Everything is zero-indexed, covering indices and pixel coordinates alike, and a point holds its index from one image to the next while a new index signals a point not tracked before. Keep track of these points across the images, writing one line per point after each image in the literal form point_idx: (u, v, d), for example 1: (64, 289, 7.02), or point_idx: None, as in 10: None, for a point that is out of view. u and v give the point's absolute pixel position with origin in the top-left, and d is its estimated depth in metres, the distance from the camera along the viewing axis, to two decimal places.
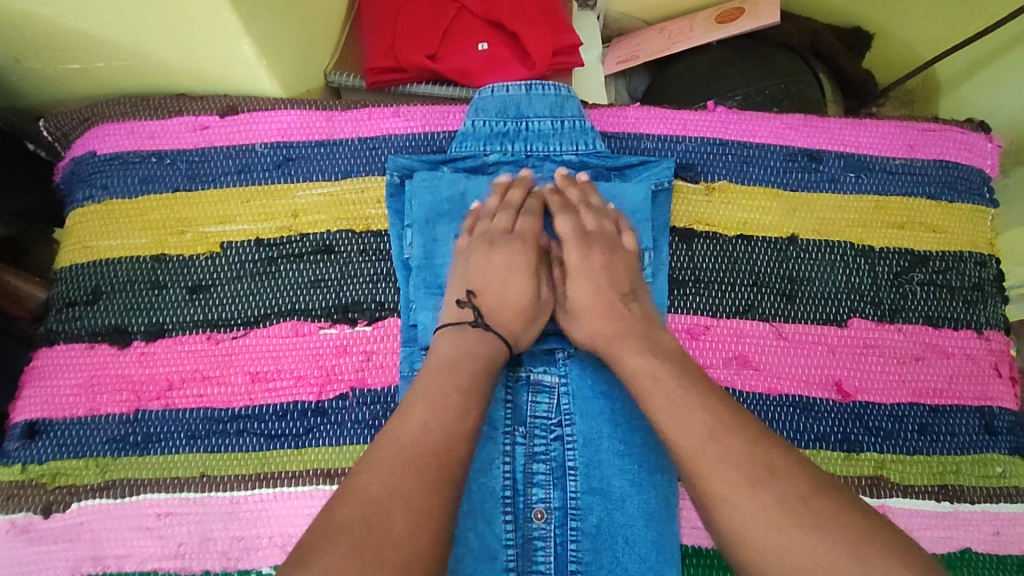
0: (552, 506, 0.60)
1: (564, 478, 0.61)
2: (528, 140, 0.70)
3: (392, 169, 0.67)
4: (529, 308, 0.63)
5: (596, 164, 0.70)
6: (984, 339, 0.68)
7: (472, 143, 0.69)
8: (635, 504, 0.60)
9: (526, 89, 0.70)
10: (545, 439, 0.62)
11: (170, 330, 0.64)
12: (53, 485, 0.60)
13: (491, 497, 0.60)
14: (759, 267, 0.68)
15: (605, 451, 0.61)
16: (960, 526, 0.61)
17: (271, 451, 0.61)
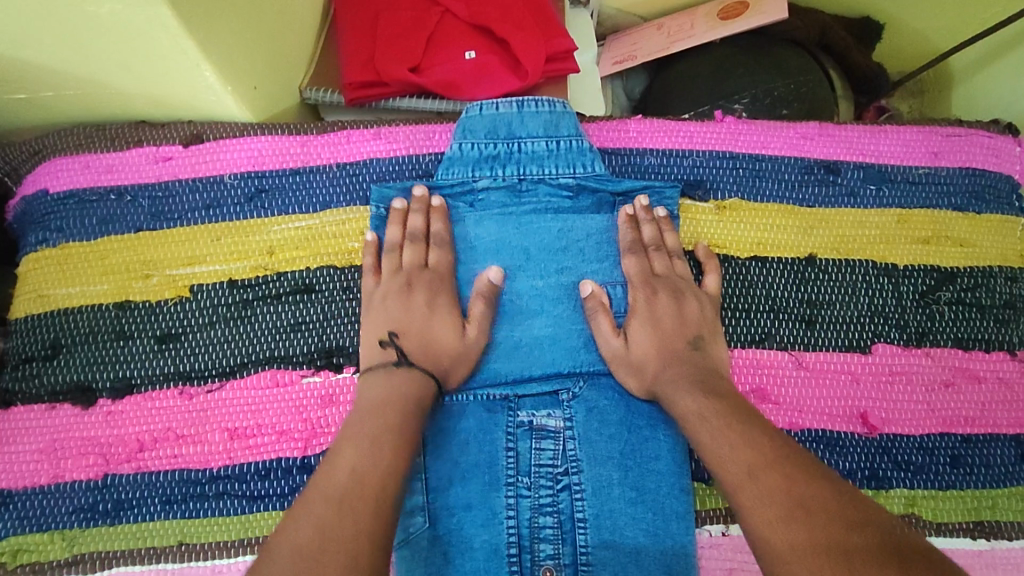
0: (562, 562, 0.56)
1: (574, 530, 0.56)
2: (520, 163, 0.63)
3: (375, 200, 0.63)
4: (453, 346, 0.58)
5: (597, 188, 0.64)
6: (1018, 360, 0.63)
7: (460, 169, 0.63)
8: (654, 557, 0.55)
9: (518, 106, 0.65)
10: (551, 488, 0.57)
11: (138, 385, 0.59)
12: (15, 563, 0.55)
13: (495, 556, 0.55)
14: (776, 291, 0.63)
15: (616, 500, 0.57)
16: (999, 566, 0.57)
17: (254, 513, 0.57)
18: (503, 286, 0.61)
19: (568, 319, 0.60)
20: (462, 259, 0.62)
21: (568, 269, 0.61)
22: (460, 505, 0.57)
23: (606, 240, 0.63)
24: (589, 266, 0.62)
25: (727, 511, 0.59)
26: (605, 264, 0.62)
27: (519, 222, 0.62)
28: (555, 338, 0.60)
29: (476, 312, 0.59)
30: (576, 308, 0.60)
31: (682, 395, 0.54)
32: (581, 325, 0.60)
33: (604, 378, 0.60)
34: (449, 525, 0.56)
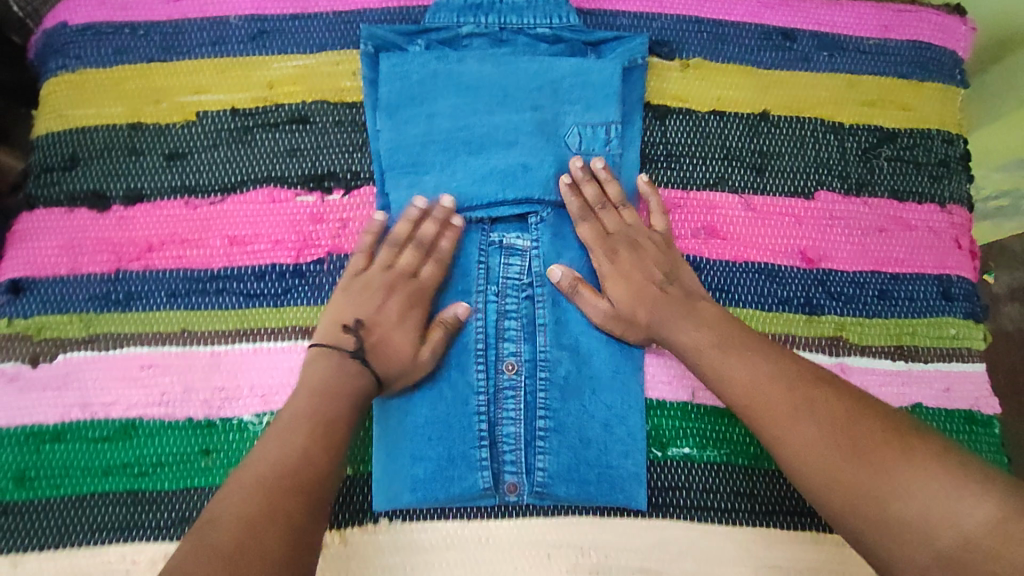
0: (522, 359, 0.63)
1: (534, 332, 0.63)
2: (502, 13, 0.69)
3: (365, 40, 0.67)
4: (405, 362, 0.60)
5: (572, 39, 0.69)
6: (947, 213, 0.69)
7: (446, 15, 0.68)
8: (604, 356, 0.63)
9: None
10: (516, 297, 0.64)
11: (149, 195, 0.65)
12: (39, 337, 0.62)
13: (464, 350, 0.63)
14: (730, 141, 0.69)
15: (573, 310, 0.64)
16: (913, 382, 0.65)
17: (251, 308, 0.63)
18: (480, 120, 0.66)
19: (539, 151, 0.66)
20: (442, 96, 0.66)
21: (541, 108, 0.67)
22: (435, 309, 0.64)
23: (579, 83, 0.67)
24: (562, 107, 0.67)
25: None
26: (577, 107, 0.67)
27: (500, 63, 0.67)
28: (526, 166, 0.65)
29: (435, 339, 0.61)
30: (548, 142, 0.66)
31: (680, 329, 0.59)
32: (552, 157, 0.66)
33: None
34: None
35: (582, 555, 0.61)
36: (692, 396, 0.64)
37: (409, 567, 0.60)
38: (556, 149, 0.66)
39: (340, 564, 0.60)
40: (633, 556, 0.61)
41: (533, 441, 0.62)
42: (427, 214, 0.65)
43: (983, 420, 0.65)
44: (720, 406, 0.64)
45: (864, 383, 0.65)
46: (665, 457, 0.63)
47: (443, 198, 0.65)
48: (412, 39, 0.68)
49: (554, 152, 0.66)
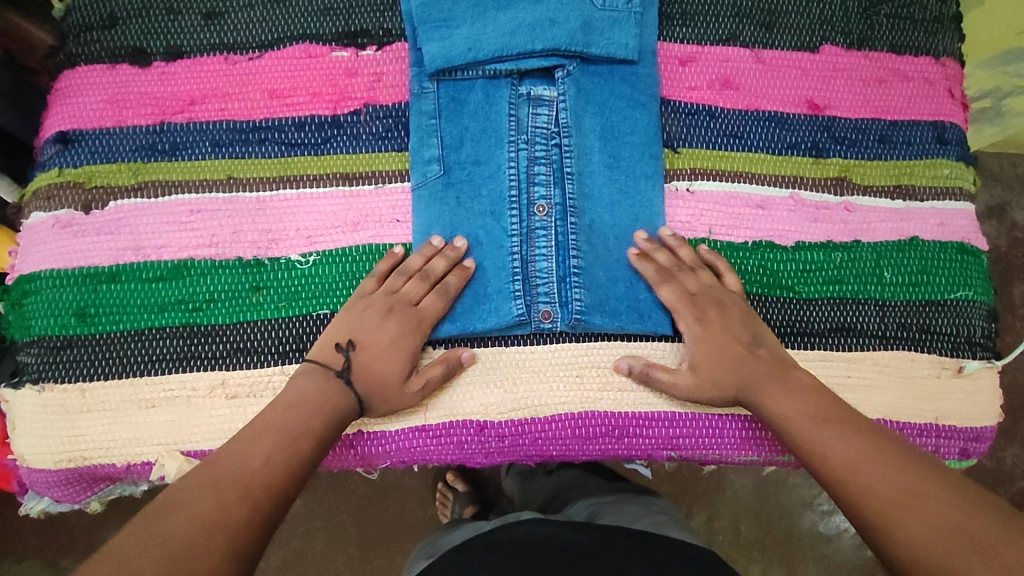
0: (553, 202, 0.67)
1: (563, 179, 0.67)
2: None
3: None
4: (392, 390, 0.60)
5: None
6: (940, 66, 0.74)
7: None
8: (631, 201, 0.67)
9: None
10: (546, 145, 0.67)
11: (188, 52, 0.67)
12: (90, 186, 0.64)
13: (499, 198, 0.66)
14: (741, 0, 0.73)
15: (597, 163, 0.67)
16: (911, 219, 0.70)
17: (293, 158, 0.66)
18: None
19: (565, 7, 0.67)
20: None
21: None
22: (470, 160, 0.66)
23: None
24: None
25: (692, 171, 0.70)
26: None
27: None
28: (553, 21, 0.67)
29: (429, 374, 0.61)
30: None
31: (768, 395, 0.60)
32: (577, 12, 0.67)
33: (593, 67, 0.69)
34: (460, 174, 0.66)
35: (611, 374, 0.66)
36: (710, 233, 0.69)
37: (452, 389, 0.64)
38: (579, 6, 0.67)
39: None
40: None
41: (567, 276, 0.65)
42: (459, 66, 0.66)
43: (974, 251, 0.71)
44: (735, 243, 0.69)
45: (866, 219, 0.70)
46: None
47: (473, 51, 0.66)
48: None
49: (579, 7, 0.67)
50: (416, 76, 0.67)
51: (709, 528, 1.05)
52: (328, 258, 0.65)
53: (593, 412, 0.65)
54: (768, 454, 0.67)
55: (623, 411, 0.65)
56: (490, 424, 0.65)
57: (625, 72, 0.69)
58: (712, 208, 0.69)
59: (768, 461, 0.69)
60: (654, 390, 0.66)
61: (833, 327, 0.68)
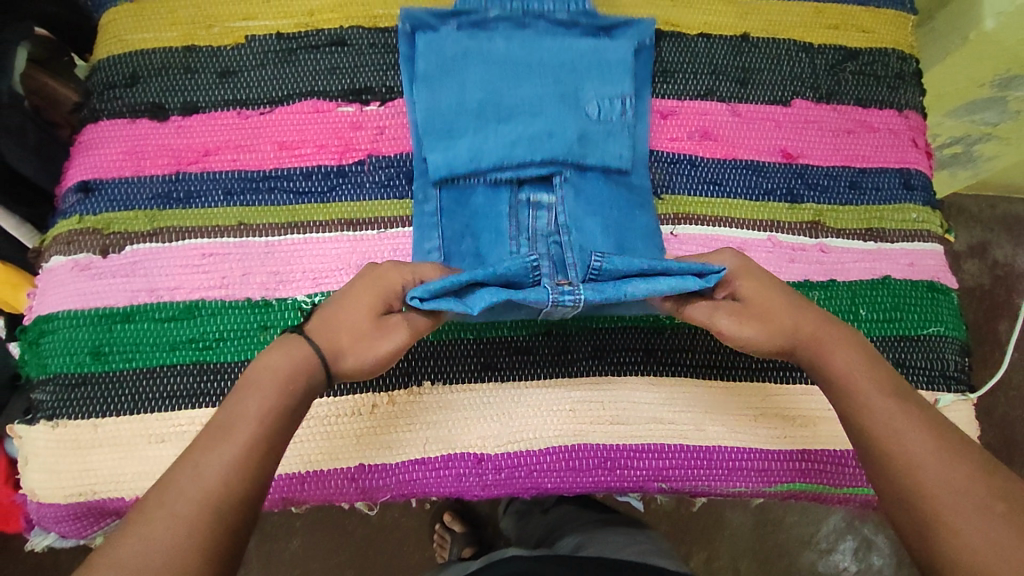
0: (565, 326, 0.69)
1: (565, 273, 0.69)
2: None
3: (403, 22, 0.72)
4: (358, 329, 0.54)
5: (586, 23, 0.75)
6: (904, 117, 0.80)
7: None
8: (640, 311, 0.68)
9: None
10: (546, 243, 0.70)
11: (203, 107, 0.72)
12: (108, 232, 0.68)
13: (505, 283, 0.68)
14: (717, 59, 0.79)
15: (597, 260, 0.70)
16: (883, 259, 0.75)
17: (300, 205, 0.71)
18: (508, 90, 0.71)
19: (563, 119, 0.71)
20: (471, 68, 0.71)
21: (563, 82, 0.72)
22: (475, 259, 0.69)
23: (595, 51, 0.73)
24: (581, 80, 0.73)
25: (675, 216, 0.74)
26: (592, 80, 0.73)
27: (525, 40, 0.73)
28: (550, 133, 0.70)
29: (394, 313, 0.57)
30: (568, 108, 0.71)
31: (841, 352, 0.55)
32: (572, 123, 0.71)
33: (591, 172, 0.72)
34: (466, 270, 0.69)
35: (603, 408, 0.68)
36: None
37: (449, 423, 0.66)
38: (575, 116, 0.71)
39: (386, 420, 0.66)
40: (647, 408, 0.68)
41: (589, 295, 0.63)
42: (461, 173, 0.70)
43: (943, 289, 0.75)
44: None
45: (841, 260, 0.74)
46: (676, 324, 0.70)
47: (475, 161, 0.70)
48: (445, 19, 0.73)
49: (575, 116, 0.71)
50: (421, 182, 0.71)
51: (709, 567, 1.06)
52: None
53: (586, 445, 0.67)
54: (757, 486, 0.68)
55: (616, 444, 0.67)
56: (488, 457, 0.66)
57: (620, 178, 0.73)
58: (694, 252, 0.73)
59: (758, 493, 0.70)
60: (644, 424, 0.68)
61: None
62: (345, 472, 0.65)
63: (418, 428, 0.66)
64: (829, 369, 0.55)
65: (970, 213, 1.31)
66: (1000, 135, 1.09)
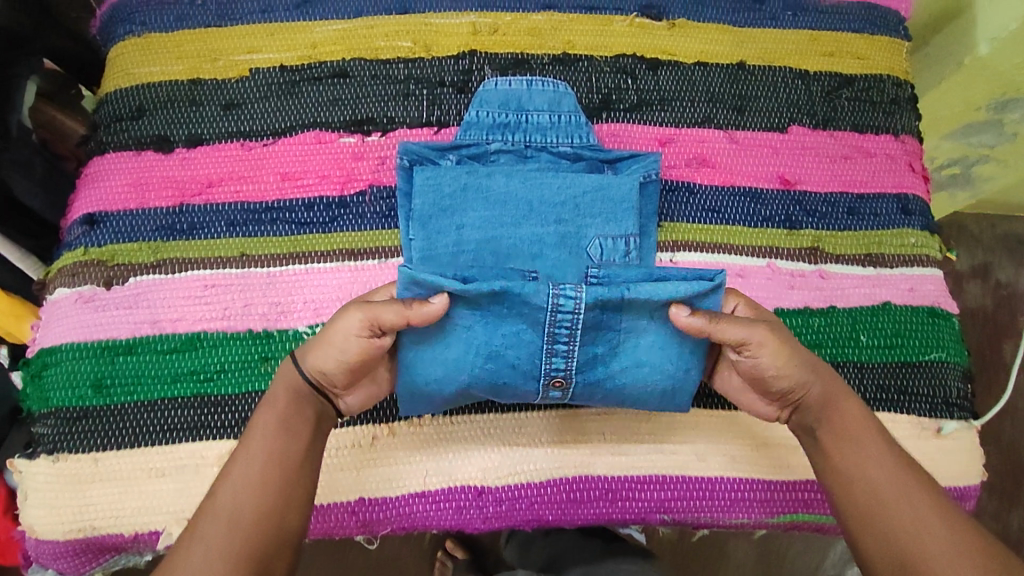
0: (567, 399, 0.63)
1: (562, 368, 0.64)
2: (527, 132, 0.74)
3: (402, 154, 0.70)
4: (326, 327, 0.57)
5: (590, 157, 0.74)
6: (900, 143, 0.80)
7: (476, 132, 0.73)
8: (650, 388, 0.61)
9: (527, 84, 0.75)
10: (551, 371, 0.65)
11: (208, 139, 0.73)
12: (112, 263, 0.69)
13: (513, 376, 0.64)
14: (714, 87, 0.80)
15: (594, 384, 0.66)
16: (883, 285, 0.75)
17: (302, 235, 0.71)
18: (507, 233, 0.69)
19: (563, 264, 0.69)
20: (470, 208, 0.69)
21: (564, 223, 0.70)
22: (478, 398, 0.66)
23: (598, 197, 0.71)
24: (584, 221, 0.70)
25: (674, 244, 0.75)
26: (597, 218, 0.71)
27: (526, 178, 0.71)
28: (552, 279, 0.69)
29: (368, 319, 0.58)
30: (570, 254, 0.70)
31: (849, 407, 0.58)
32: (574, 268, 0.69)
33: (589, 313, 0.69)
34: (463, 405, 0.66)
35: (604, 438, 0.67)
36: None
37: (450, 455, 0.66)
38: (578, 260, 0.70)
39: (387, 452, 0.65)
40: (650, 438, 0.67)
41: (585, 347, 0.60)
42: None
43: (944, 314, 0.75)
44: None
45: (840, 286, 0.74)
46: None
47: None
48: (444, 153, 0.72)
49: (578, 262, 0.70)
50: None
51: None
52: None
53: (588, 476, 0.67)
54: (760, 516, 0.68)
55: (617, 475, 0.67)
56: (488, 489, 0.66)
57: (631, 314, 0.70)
58: None
59: (761, 522, 0.69)
60: (647, 454, 0.67)
61: None
62: (345, 505, 0.65)
63: (419, 460, 0.66)
64: (842, 417, 0.58)
65: (971, 235, 1.31)
66: (998, 156, 1.09)
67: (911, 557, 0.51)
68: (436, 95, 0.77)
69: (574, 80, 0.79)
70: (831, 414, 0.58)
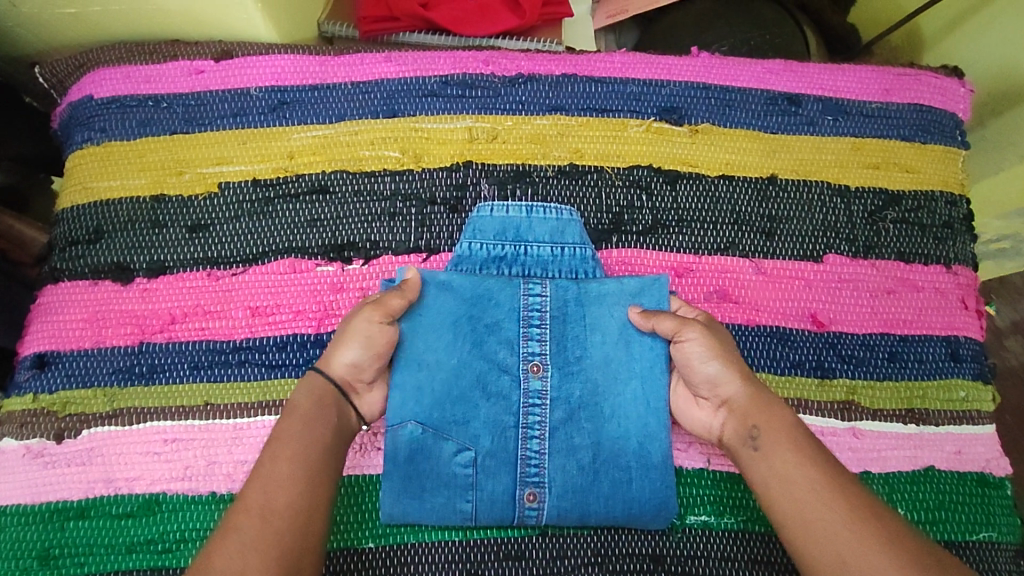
0: (549, 401, 0.63)
1: (536, 438, 0.62)
2: (526, 266, 0.67)
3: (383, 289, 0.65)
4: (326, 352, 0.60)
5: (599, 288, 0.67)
6: (952, 274, 0.71)
7: (468, 267, 0.66)
8: (622, 384, 0.64)
9: (527, 210, 0.68)
10: (537, 454, 0.62)
11: (172, 267, 0.66)
12: (64, 413, 0.63)
13: (496, 452, 0.62)
14: (740, 206, 0.71)
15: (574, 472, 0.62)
16: (926, 446, 0.66)
17: (273, 380, 0.64)
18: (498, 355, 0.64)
19: (557, 388, 0.63)
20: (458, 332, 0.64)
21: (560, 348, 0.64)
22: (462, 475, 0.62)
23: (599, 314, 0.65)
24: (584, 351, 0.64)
25: None
26: (601, 345, 0.64)
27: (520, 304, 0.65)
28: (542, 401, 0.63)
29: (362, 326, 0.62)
30: (564, 376, 0.63)
31: (777, 412, 0.56)
32: (567, 394, 0.63)
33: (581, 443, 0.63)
34: (445, 484, 0.62)
35: None
36: (708, 463, 0.65)
37: None
38: (571, 383, 0.63)
39: None
40: None
41: (560, 339, 0.64)
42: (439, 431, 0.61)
43: (996, 482, 0.66)
44: (737, 473, 0.65)
45: (877, 448, 0.65)
46: (684, 525, 0.64)
47: (454, 423, 0.62)
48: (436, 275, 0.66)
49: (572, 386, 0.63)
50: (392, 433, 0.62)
51: None
52: None
53: None
54: None
55: None
56: None
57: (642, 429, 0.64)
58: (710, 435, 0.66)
59: None
60: None
61: None
62: None
63: None
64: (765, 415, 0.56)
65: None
66: None
67: (837, 548, 0.48)
68: (426, 214, 0.69)
69: (583, 196, 0.70)
70: (762, 416, 0.56)
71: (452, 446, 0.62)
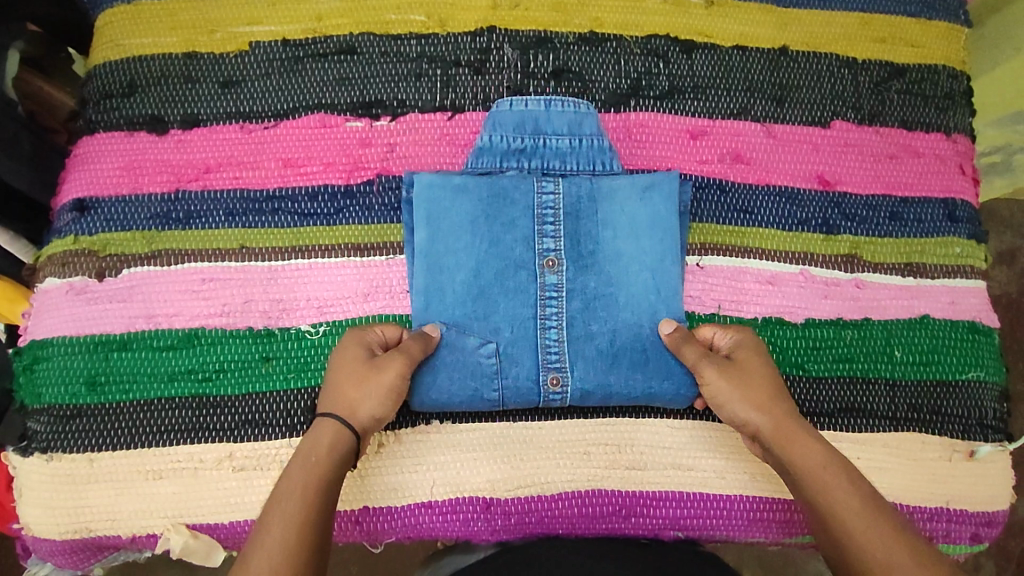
0: (565, 293, 0.65)
1: (554, 327, 0.65)
2: (545, 158, 0.68)
3: (407, 186, 0.66)
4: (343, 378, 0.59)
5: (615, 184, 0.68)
6: (951, 142, 0.74)
7: (488, 159, 0.68)
8: (634, 276, 0.66)
9: (545, 104, 0.69)
10: (557, 339, 0.65)
11: (204, 120, 0.68)
12: (104, 253, 0.65)
13: (519, 342, 0.64)
14: (753, 74, 0.74)
15: (593, 356, 0.64)
16: (922, 297, 0.70)
17: (304, 227, 0.67)
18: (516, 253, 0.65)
19: (573, 281, 0.65)
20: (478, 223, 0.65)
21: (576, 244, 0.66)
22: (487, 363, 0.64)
23: (612, 210, 0.67)
24: (598, 247, 0.66)
25: (702, 246, 0.70)
26: (613, 240, 0.66)
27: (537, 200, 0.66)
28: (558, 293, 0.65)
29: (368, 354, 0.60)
30: (579, 270, 0.66)
31: (804, 447, 0.56)
32: (582, 287, 0.65)
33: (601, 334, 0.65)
34: (470, 371, 0.64)
35: (618, 452, 0.66)
36: (720, 309, 0.69)
37: (458, 465, 0.65)
38: (585, 275, 0.65)
39: (393, 460, 0.64)
40: (666, 452, 0.66)
41: (574, 235, 0.66)
42: (464, 322, 0.64)
43: (985, 330, 0.71)
44: (745, 318, 0.69)
45: (876, 297, 0.70)
46: None
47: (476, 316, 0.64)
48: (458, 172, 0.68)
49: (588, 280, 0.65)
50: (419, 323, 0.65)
51: None
52: (338, 328, 0.65)
53: (601, 491, 0.65)
54: (777, 536, 0.67)
55: (630, 490, 0.66)
56: (497, 501, 0.65)
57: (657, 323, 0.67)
58: (721, 283, 0.69)
59: (772, 541, 0.68)
60: (661, 469, 0.66)
61: (843, 406, 0.68)
62: (349, 514, 0.64)
63: (426, 469, 0.64)
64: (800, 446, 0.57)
65: (999, 219, 1.05)
66: None
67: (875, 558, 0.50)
68: (450, 76, 0.71)
69: (602, 63, 0.72)
70: (790, 447, 0.57)
71: (474, 334, 0.64)
